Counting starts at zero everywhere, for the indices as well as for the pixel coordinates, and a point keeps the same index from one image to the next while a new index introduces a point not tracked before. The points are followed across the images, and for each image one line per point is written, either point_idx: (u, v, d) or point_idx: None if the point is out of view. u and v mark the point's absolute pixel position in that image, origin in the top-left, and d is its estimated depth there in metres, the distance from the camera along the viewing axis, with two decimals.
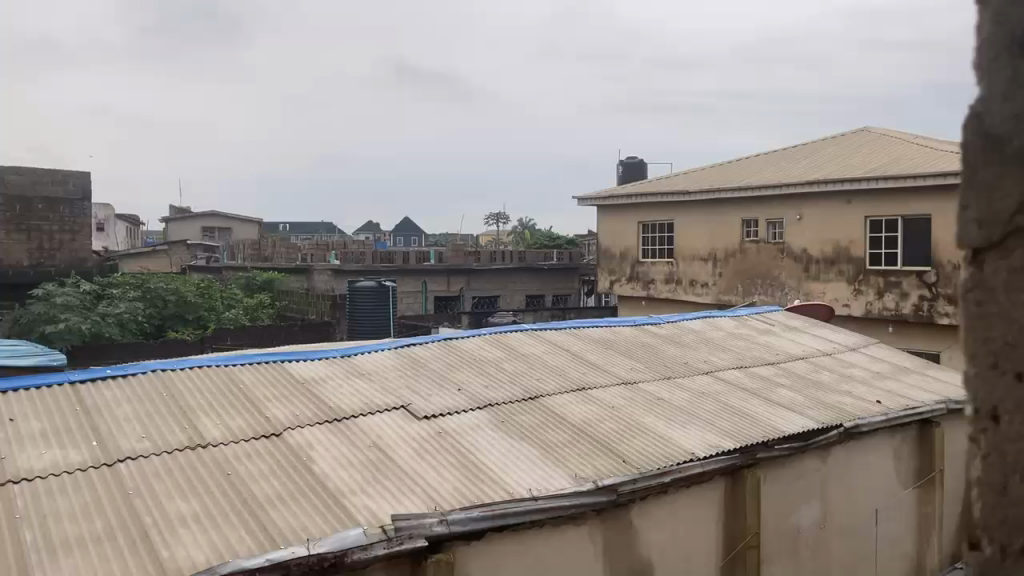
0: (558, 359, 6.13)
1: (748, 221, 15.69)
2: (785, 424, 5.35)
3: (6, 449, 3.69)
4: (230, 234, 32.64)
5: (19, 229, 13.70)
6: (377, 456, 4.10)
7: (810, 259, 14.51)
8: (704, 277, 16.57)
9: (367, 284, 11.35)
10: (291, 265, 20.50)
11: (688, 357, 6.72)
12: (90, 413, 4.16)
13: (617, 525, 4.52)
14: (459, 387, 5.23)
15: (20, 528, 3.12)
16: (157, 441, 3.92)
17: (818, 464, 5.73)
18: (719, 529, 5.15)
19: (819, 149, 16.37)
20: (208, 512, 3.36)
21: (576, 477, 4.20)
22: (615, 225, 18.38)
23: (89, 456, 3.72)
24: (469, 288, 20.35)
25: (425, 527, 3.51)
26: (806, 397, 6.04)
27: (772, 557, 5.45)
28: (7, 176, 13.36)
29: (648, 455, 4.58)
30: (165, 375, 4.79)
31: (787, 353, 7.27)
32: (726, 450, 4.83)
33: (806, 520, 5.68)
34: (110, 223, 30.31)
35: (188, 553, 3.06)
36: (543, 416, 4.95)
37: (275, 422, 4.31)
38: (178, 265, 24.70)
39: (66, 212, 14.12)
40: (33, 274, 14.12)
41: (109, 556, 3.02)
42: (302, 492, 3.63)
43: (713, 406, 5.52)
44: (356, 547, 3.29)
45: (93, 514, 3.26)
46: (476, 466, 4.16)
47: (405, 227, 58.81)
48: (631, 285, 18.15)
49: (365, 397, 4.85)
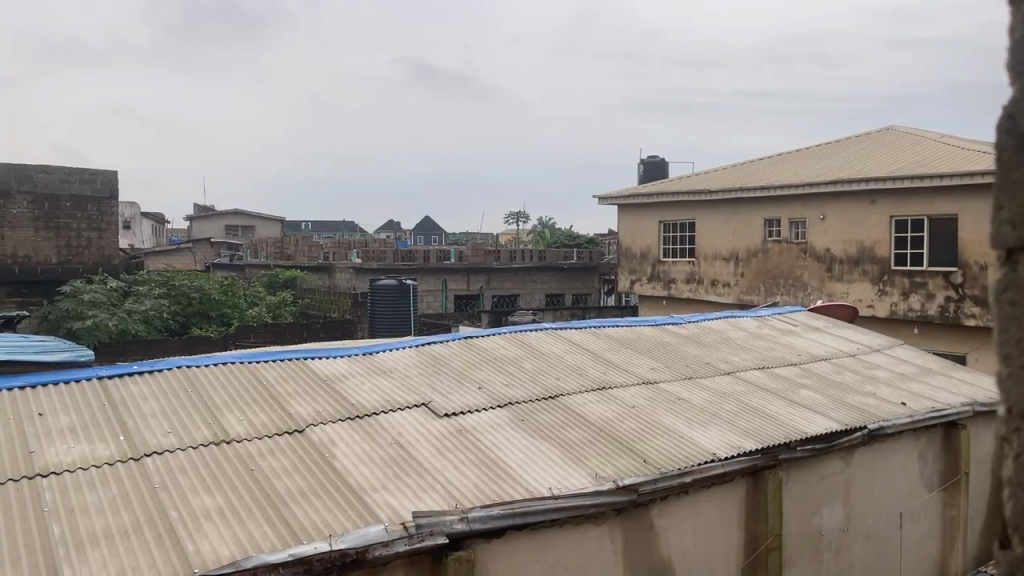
0: (577, 358, 6.13)
1: (770, 221, 15.55)
2: (807, 425, 5.31)
3: (35, 444, 3.75)
4: (253, 232, 32.94)
5: (47, 228, 14.12)
6: (398, 453, 4.13)
7: (833, 259, 14.37)
8: (725, 277, 16.48)
9: (388, 282, 11.40)
10: (313, 263, 20.62)
11: (708, 356, 6.69)
12: (117, 408, 4.23)
13: (636, 526, 4.51)
14: (479, 385, 5.24)
15: (49, 521, 3.17)
16: (182, 437, 3.97)
17: (841, 465, 5.68)
18: (740, 530, 5.12)
19: (843, 148, 16.18)
20: (232, 507, 3.40)
21: (595, 477, 4.19)
22: (636, 225, 18.33)
23: (115, 451, 3.77)
24: (488, 286, 20.38)
25: (446, 525, 3.53)
26: (828, 398, 5.99)
27: (795, 560, 5.41)
28: (34, 174, 13.94)
29: (668, 455, 4.57)
30: (190, 370, 4.86)
31: (810, 354, 7.22)
32: (748, 451, 4.80)
33: (829, 522, 5.63)
34: (136, 220, 30.67)
35: (213, 547, 3.10)
36: (563, 415, 4.95)
37: (297, 418, 4.35)
38: (201, 264, 25.00)
39: (93, 212, 14.57)
40: (61, 271, 14.38)
41: (135, 550, 3.05)
42: (324, 489, 3.66)
43: (734, 406, 5.50)
44: (377, 544, 3.31)
45: (121, 508, 3.31)
46: (496, 464, 4.17)
47: (425, 226, 59.02)
48: (652, 285, 18.09)
49: (386, 394, 4.88)
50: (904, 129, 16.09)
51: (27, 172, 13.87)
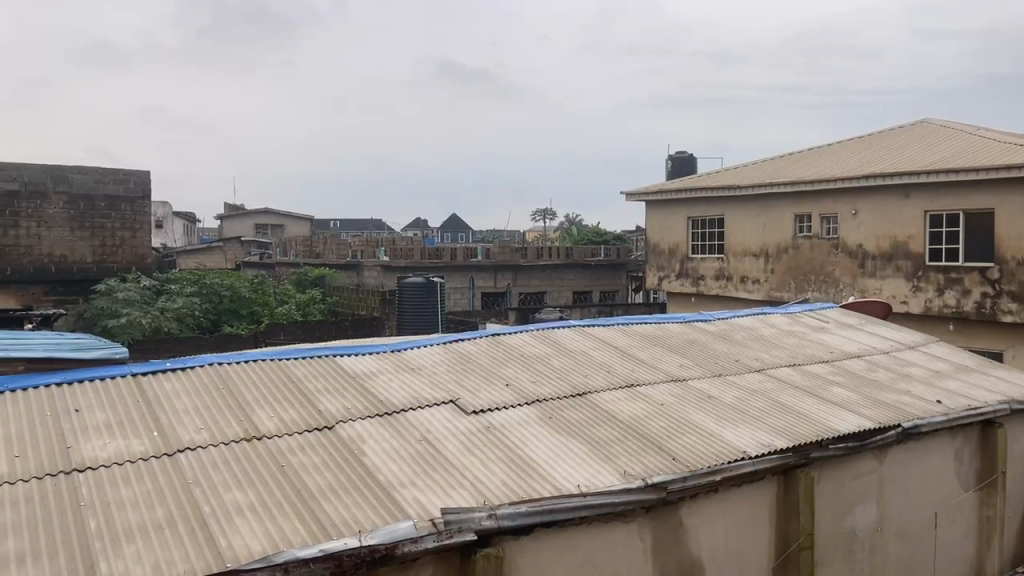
0: (605, 355, 6.11)
1: (801, 216, 15.36)
2: (840, 423, 5.24)
3: (71, 440, 3.82)
4: (282, 230, 33.29)
5: (83, 228, 14.47)
6: (427, 450, 4.14)
7: (866, 255, 14.17)
8: (756, 274, 16.32)
9: (415, 280, 11.44)
10: (342, 261, 20.78)
11: (738, 354, 6.62)
12: (151, 405, 4.29)
13: (665, 524, 4.48)
14: (507, 382, 5.25)
15: (85, 515, 3.23)
16: (214, 433, 4.02)
17: (875, 464, 5.60)
18: (770, 529, 5.06)
19: (876, 142, 15.92)
20: (263, 503, 3.44)
21: (624, 475, 4.17)
22: (664, 221, 18.21)
23: (150, 447, 3.83)
24: (516, 284, 20.39)
25: (474, 522, 3.53)
26: (861, 396, 5.90)
27: (827, 560, 5.34)
28: (70, 175, 14.28)
29: (697, 454, 4.53)
30: (222, 367, 4.92)
31: (842, 351, 7.11)
32: (779, 450, 4.75)
33: (862, 522, 5.55)
34: (168, 220, 31.15)
35: (245, 542, 3.14)
36: (591, 412, 4.94)
37: (327, 415, 4.38)
38: (231, 263, 25.32)
39: (126, 211, 14.89)
40: (97, 269, 14.71)
41: (169, 544, 3.10)
42: (354, 486, 3.69)
43: (764, 404, 5.44)
44: (407, 540, 3.33)
45: (155, 503, 3.37)
46: (524, 462, 4.16)
47: (453, 223, 59.19)
48: (681, 281, 17.97)
49: (415, 391, 4.91)
50: (938, 122, 15.78)
51: (64, 173, 14.22)
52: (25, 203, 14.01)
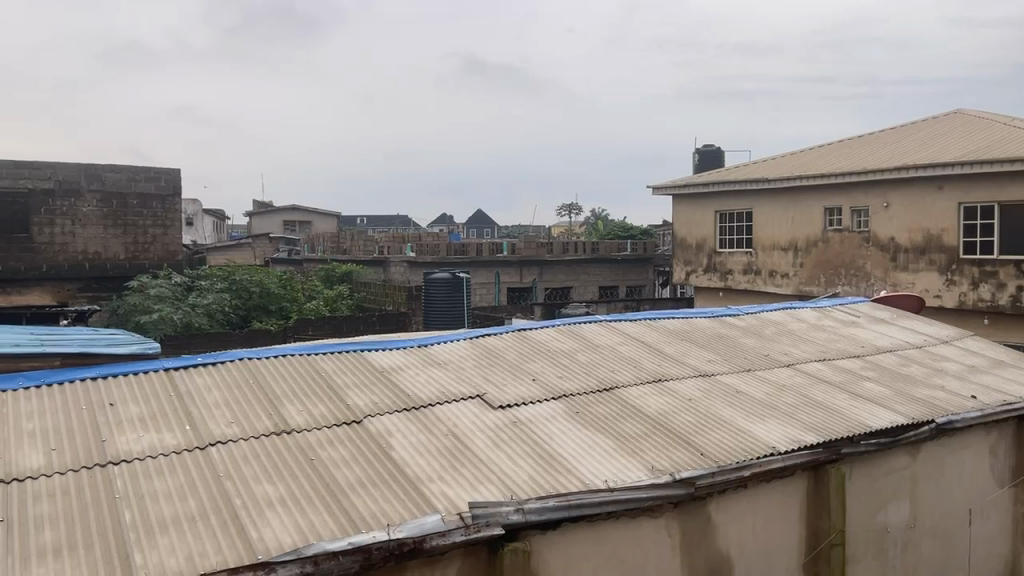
0: (632, 350, 6.09)
1: (831, 209, 15.16)
2: (871, 419, 5.17)
3: (106, 433, 3.90)
4: (310, 227, 33.61)
5: (116, 225, 15.17)
6: (454, 444, 4.16)
7: (898, 248, 13.95)
8: (784, 268, 16.16)
9: (442, 276, 11.49)
10: (369, 257, 20.91)
11: (767, 349, 6.55)
12: (184, 398, 4.36)
13: (693, 519, 4.45)
14: (533, 376, 5.25)
15: (121, 507, 3.29)
16: (245, 427, 4.07)
17: (908, 461, 5.51)
18: (801, 525, 5.00)
19: (909, 133, 15.65)
20: (292, 496, 3.48)
21: (652, 470, 4.15)
22: (691, 215, 18.07)
23: (182, 440, 3.89)
24: (542, 279, 20.37)
25: (501, 515, 3.54)
26: (894, 391, 5.82)
27: (859, 557, 5.28)
28: (103, 174, 14.96)
29: (727, 449, 4.49)
30: (252, 362, 4.98)
31: (874, 346, 7.01)
32: (809, 445, 4.70)
33: (894, 518, 5.48)
34: (198, 217, 31.60)
35: (275, 535, 3.17)
36: (618, 407, 4.92)
37: (355, 409, 4.42)
38: (261, 258, 25.57)
39: (157, 208, 15.53)
40: (129, 266, 15.38)
41: (201, 535, 3.14)
42: (383, 479, 3.71)
43: (794, 399, 5.38)
44: (435, 533, 3.35)
45: (187, 495, 3.42)
46: (551, 457, 4.16)
47: (479, 219, 59.26)
48: (708, 276, 17.83)
49: (442, 386, 4.93)
50: (973, 112, 15.46)
51: (97, 172, 14.92)
52: (60, 201, 14.71)
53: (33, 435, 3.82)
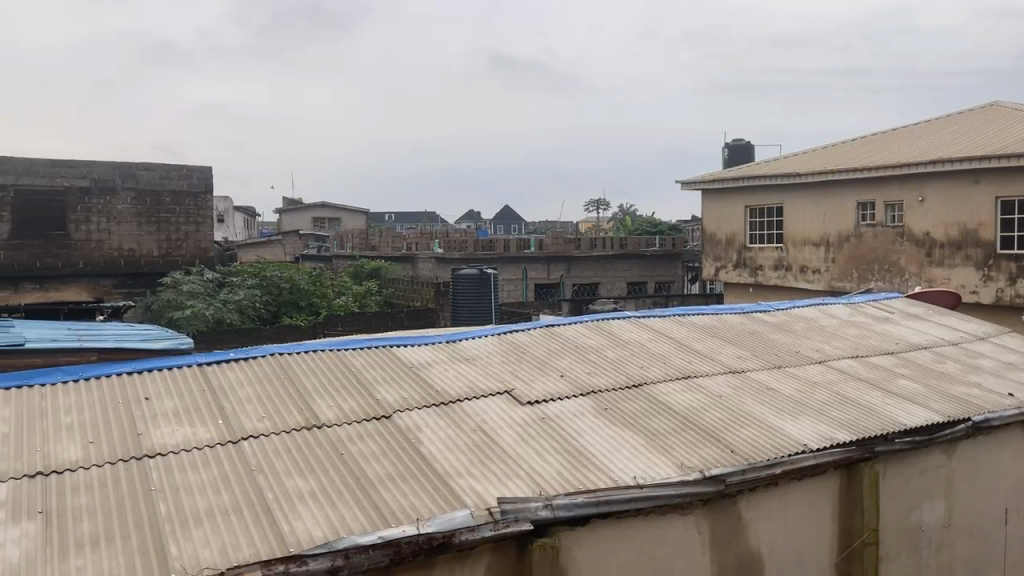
0: (661, 346, 6.05)
1: (864, 204, 14.94)
2: (905, 417, 5.09)
3: (141, 426, 3.97)
4: (339, 224, 33.91)
5: (150, 222, 15.56)
6: (482, 440, 4.17)
7: (933, 243, 13.70)
8: (815, 263, 15.97)
9: (469, 272, 11.52)
10: (397, 253, 21.04)
11: (798, 345, 6.48)
12: (216, 393, 4.41)
13: (723, 517, 4.42)
14: (561, 373, 5.25)
15: (156, 499, 3.35)
16: (276, 422, 4.11)
17: (943, 459, 5.42)
18: (833, 524, 4.94)
19: (944, 126, 15.34)
20: (323, 490, 3.51)
21: (681, 467, 4.13)
22: (720, 209, 17.90)
23: (215, 434, 3.95)
24: (569, 275, 20.33)
25: (530, 512, 3.54)
26: (929, 388, 5.72)
27: (893, 556, 5.21)
28: (137, 171, 15.33)
29: (757, 446, 4.45)
30: (283, 358, 5.02)
31: (908, 342, 6.90)
32: (841, 443, 4.64)
33: (928, 518, 5.39)
34: (230, 215, 32.10)
35: (307, 528, 3.21)
36: (646, 404, 4.89)
37: (384, 404, 4.45)
38: (291, 255, 25.85)
39: (190, 205, 15.90)
40: (162, 263, 15.77)
41: (235, 528, 3.19)
42: (413, 474, 3.73)
43: (826, 396, 5.32)
44: (464, 528, 3.37)
45: (220, 489, 3.47)
46: (580, 453, 4.15)
47: (506, 216, 59.39)
48: (739, 272, 17.68)
49: (470, 382, 4.94)
50: (1012, 104, 15.09)
51: (131, 170, 15.28)
52: (95, 199, 15.10)
53: (71, 428, 3.90)
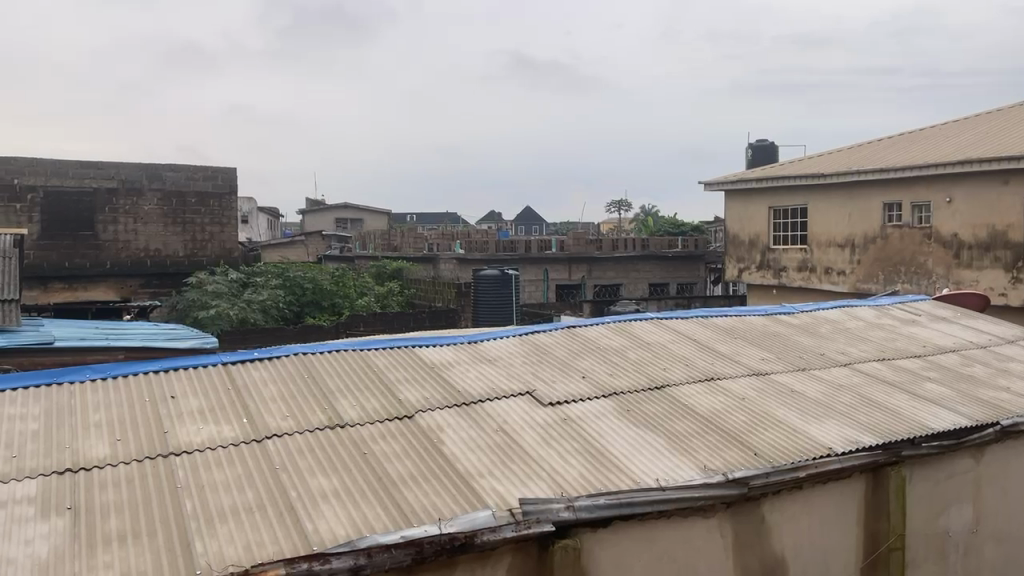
0: (683, 348, 6.02)
1: (890, 204, 14.75)
2: (932, 420, 5.02)
3: (168, 424, 4.02)
4: (361, 224, 34.11)
5: (175, 222, 15.76)
6: (504, 440, 4.17)
7: (961, 245, 13.50)
8: (840, 265, 15.80)
9: (490, 273, 11.52)
10: (419, 254, 21.13)
11: (823, 347, 6.41)
12: (240, 392, 4.46)
13: (746, 520, 4.39)
14: (583, 373, 5.24)
15: (181, 496, 3.39)
16: (299, 420, 4.15)
17: (971, 464, 5.34)
18: (859, 528, 4.88)
19: (970, 126, 15.13)
20: (347, 489, 3.53)
21: (704, 469, 4.10)
22: (744, 210, 17.77)
23: (240, 433, 3.98)
24: (591, 276, 20.29)
25: (552, 512, 3.53)
26: (957, 392, 5.64)
27: (919, 561, 5.14)
28: (163, 173, 15.54)
29: (781, 448, 4.42)
30: (306, 357, 5.06)
31: (935, 345, 6.81)
32: (867, 446, 4.59)
33: (956, 523, 5.31)
34: (254, 215, 32.42)
35: (330, 527, 3.23)
36: (669, 406, 4.86)
37: (406, 404, 4.47)
38: (313, 255, 26.04)
39: (215, 206, 16.09)
40: (188, 263, 15.96)
41: (259, 526, 3.22)
42: (434, 474, 3.74)
43: (851, 399, 5.26)
44: (485, 528, 3.37)
45: (244, 487, 3.50)
46: (602, 455, 4.14)
47: (527, 217, 59.49)
48: (762, 273, 17.55)
49: (492, 382, 4.95)
50: None
51: (157, 171, 15.49)
52: (122, 201, 15.32)
53: (98, 426, 3.96)
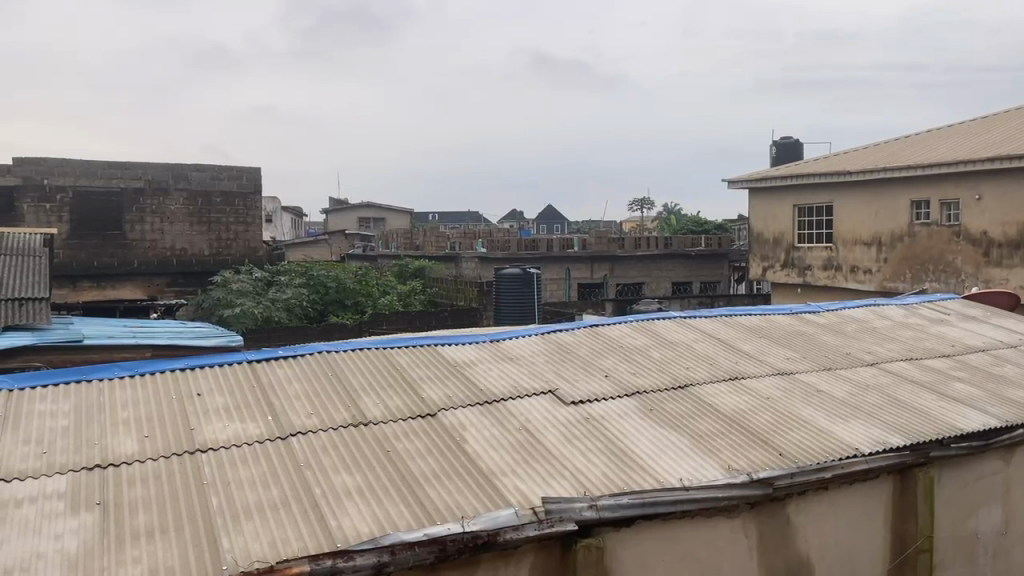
0: (707, 346, 5.98)
1: (918, 203, 14.54)
2: (961, 421, 4.94)
3: (195, 421, 4.07)
4: (384, 224, 34.34)
5: (201, 221, 15.95)
6: (527, 439, 4.17)
7: (991, 243, 13.28)
8: (867, 263, 15.62)
9: (513, 271, 11.50)
10: (441, 253, 21.19)
11: (849, 347, 6.34)
12: (266, 390, 4.50)
13: (771, 520, 4.35)
14: (606, 373, 5.22)
15: (208, 494, 3.42)
16: (324, 419, 4.17)
17: (1001, 465, 5.25)
18: (886, 529, 4.82)
19: (1000, 123, 14.87)
20: (370, 486, 3.55)
21: (728, 469, 4.07)
22: (769, 208, 17.61)
23: (266, 430, 4.02)
24: (613, 275, 20.23)
25: (575, 512, 3.52)
26: (986, 391, 5.55)
27: (948, 563, 5.06)
28: (189, 173, 15.73)
29: (806, 449, 4.38)
30: (329, 355, 5.10)
31: (964, 345, 6.69)
32: (895, 447, 4.53)
33: (985, 525, 5.23)
34: (278, 215, 32.74)
35: (354, 524, 3.25)
36: (693, 405, 4.83)
37: (429, 402, 4.49)
38: (337, 255, 26.20)
39: (240, 205, 16.25)
40: (213, 262, 16.14)
41: (284, 523, 3.24)
42: (458, 473, 3.75)
43: (878, 399, 5.20)
44: (508, 527, 3.37)
45: (269, 483, 3.54)
46: (625, 454, 4.12)
47: (549, 214, 59.53)
48: (786, 272, 17.40)
49: (514, 380, 4.96)
50: None
51: (183, 171, 15.67)
52: (149, 200, 15.52)
53: (127, 423, 4.02)
